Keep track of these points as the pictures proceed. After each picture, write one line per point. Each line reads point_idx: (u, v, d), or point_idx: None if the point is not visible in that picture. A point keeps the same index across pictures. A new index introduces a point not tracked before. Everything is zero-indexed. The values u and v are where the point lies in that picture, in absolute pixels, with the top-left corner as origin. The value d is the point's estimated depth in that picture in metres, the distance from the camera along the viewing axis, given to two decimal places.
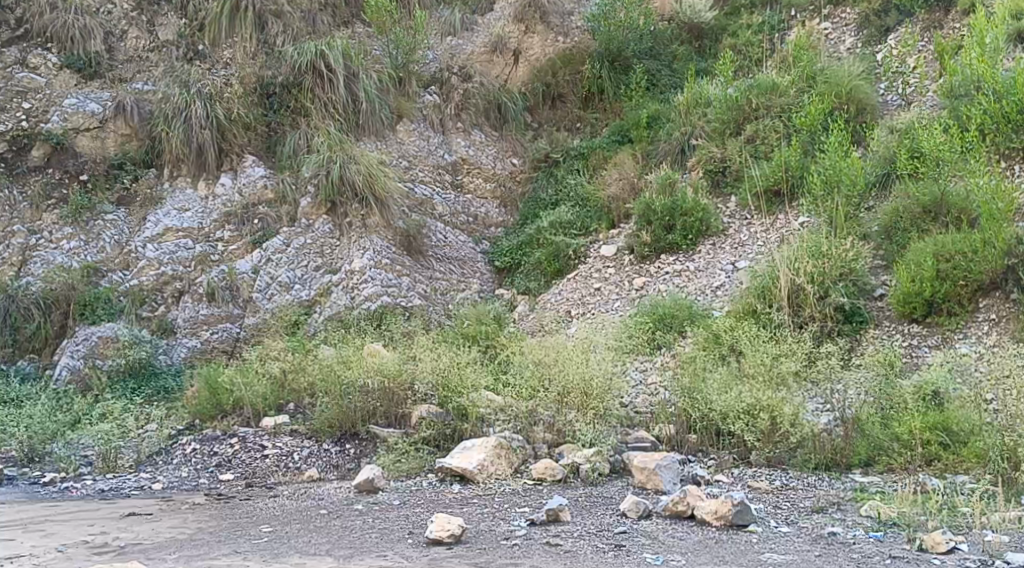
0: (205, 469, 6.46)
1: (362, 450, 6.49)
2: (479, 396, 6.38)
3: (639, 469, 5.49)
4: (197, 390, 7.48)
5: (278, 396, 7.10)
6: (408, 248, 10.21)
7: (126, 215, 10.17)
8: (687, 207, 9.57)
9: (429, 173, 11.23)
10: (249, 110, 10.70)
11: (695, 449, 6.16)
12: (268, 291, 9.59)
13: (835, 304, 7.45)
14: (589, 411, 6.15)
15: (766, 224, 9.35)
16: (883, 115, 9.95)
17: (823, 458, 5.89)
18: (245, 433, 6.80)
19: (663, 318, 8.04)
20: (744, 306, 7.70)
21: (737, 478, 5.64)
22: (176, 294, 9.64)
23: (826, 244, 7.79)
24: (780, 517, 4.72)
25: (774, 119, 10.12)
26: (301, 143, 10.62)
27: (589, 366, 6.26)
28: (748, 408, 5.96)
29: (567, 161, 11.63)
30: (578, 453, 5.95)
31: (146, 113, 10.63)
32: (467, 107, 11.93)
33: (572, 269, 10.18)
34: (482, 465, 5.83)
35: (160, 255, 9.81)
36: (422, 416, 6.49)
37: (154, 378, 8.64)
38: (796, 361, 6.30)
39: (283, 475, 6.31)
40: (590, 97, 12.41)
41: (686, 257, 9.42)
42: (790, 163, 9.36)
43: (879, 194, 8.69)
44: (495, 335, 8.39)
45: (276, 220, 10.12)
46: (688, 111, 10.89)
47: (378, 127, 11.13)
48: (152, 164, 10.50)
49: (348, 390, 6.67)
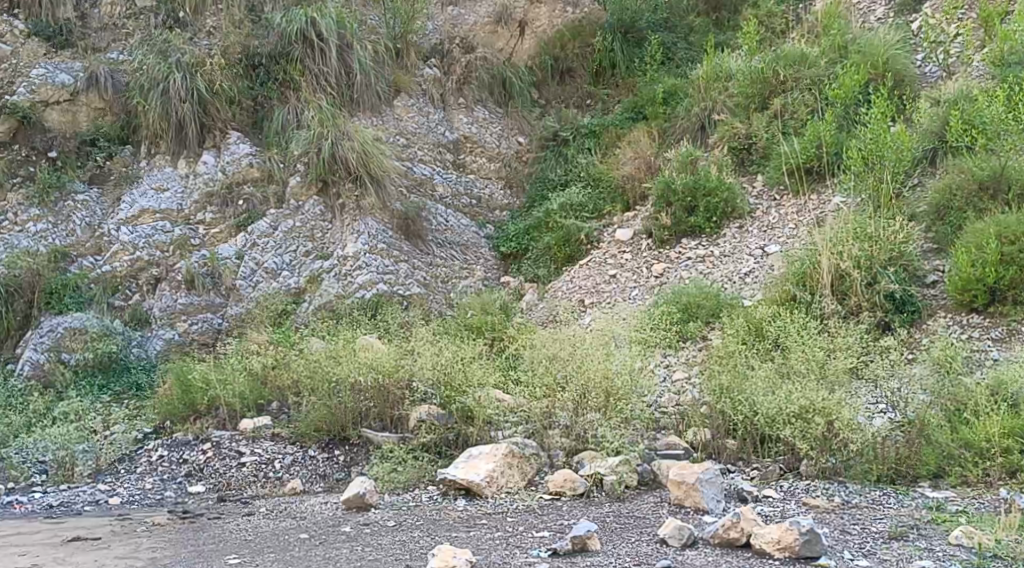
0: (173, 480, 5.66)
1: (352, 457, 5.72)
2: (486, 394, 5.60)
3: (676, 484, 4.66)
4: (168, 388, 6.67)
5: (258, 396, 6.27)
6: (406, 232, 9.39)
7: (99, 195, 9.35)
8: (711, 186, 8.74)
9: (429, 153, 10.39)
10: (233, 82, 9.82)
11: (735, 458, 5.32)
12: (252, 277, 8.82)
13: (885, 292, 6.65)
14: (612, 415, 5.36)
15: (798, 205, 8.53)
16: (923, 87, 9.14)
17: (886, 470, 5.08)
18: (219, 436, 5.99)
19: (688, 308, 7.26)
20: (780, 293, 6.93)
21: (789, 493, 4.83)
22: (152, 281, 8.80)
23: (872, 226, 6.98)
24: (854, 547, 3.92)
25: (804, 92, 9.32)
26: (290, 120, 9.73)
27: (609, 363, 5.47)
28: (800, 411, 5.11)
29: (577, 140, 10.74)
30: (600, 461, 5.16)
31: (122, 85, 9.80)
32: (470, 81, 11.08)
33: (584, 256, 9.37)
34: (491, 477, 5.04)
35: (134, 238, 8.96)
36: (421, 419, 5.66)
37: (126, 374, 7.86)
38: (846, 356, 5.49)
39: (261, 487, 5.53)
40: (601, 72, 11.58)
41: (709, 242, 8.62)
42: (825, 137, 8.55)
43: (925, 171, 7.88)
44: (501, 327, 7.61)
45: (264, 201, 9.31)
46: (707, 85, 10.05)
47: (373, 102, 10.31)
48: (128, 141, 9.70)
49: (339, 388, 5.88)
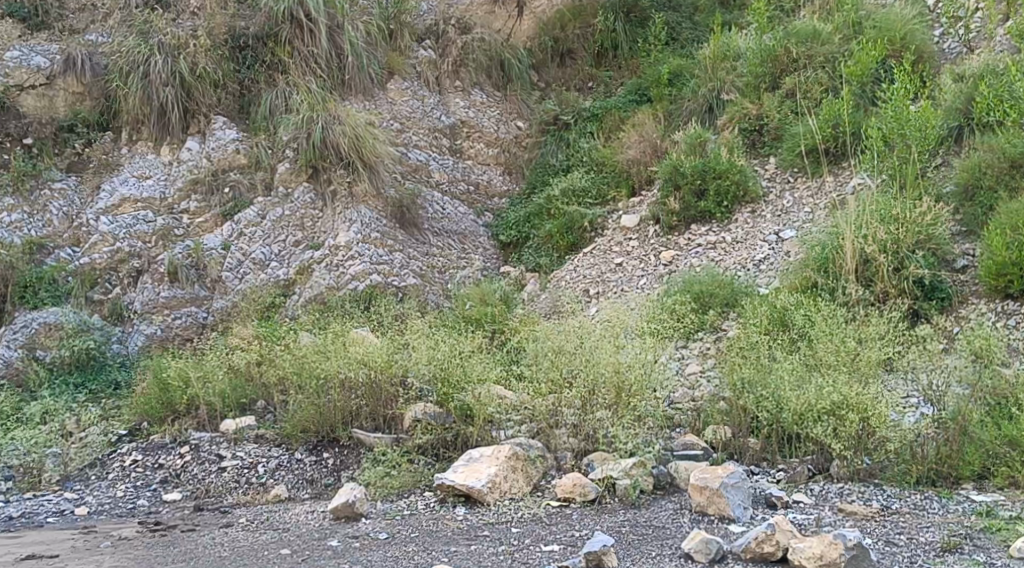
0: (146, 487, 5.21)
1: (342, 461, 5.26)
2: (486, 391, 5.13)
3: (698, 490, 4.23)
4: (145, 387, 6.23)
5: (240, 395, 5.82)
6: (401, 220, 8.93)
7: (78, 183, 8.89)
8: (721, 169, 8.28)
9: (424, 138, 9.91)
10: (218, 64, 9.32)
11: (758, 459, 4.89)
12: (239, 269, 8.37)
13: (913, 278, 6.22)
14: (623, 412, 4.92)
15: (813, 189, 8.09)
16: (943, 65, 8.71)
17: (925, 471, 4.61)
18: (198, 439, 5.55)
19: (701, 297, 6.85)
20: (800, 279, 6.52)
21: (821, 498, 4.38)
22: (132, 273, 8.33)
23: (898, 207, 6.52)
24: (903, 562, 3.50)
25: (817, 70, 8.82)
26: (278, 104, 9.25)
27: (619, 356, 5.03)
28: (833, 407, 4.64)
29: (579, 124, 10.29)
30: (613, 464, 4.71)
31: (101, 68, 9.32)
32: (467, 63, 10.58)
33: (588, 244, 8.92)
34: (494, 482, 4.59)
35: (114, 228, 8.49)
36: (416, 419, 5.20)
37: (104, 372, 7.42)
38: (878, 345, 5.04)
39: (242, 495, 5.08)
40: (603, 54, 11.13)
41: (720, 228, 8.18)
42: (842, 116, 8.08)
43: (949, 151, 7.46)
44: (502, 318, 7.20)
45: (250, 188, 8.84)
46: (715, 65, 9.58)
47: (366, 85, 9.83)
48: (108, 127, 9.25)
49: (328, 387, 5.44)
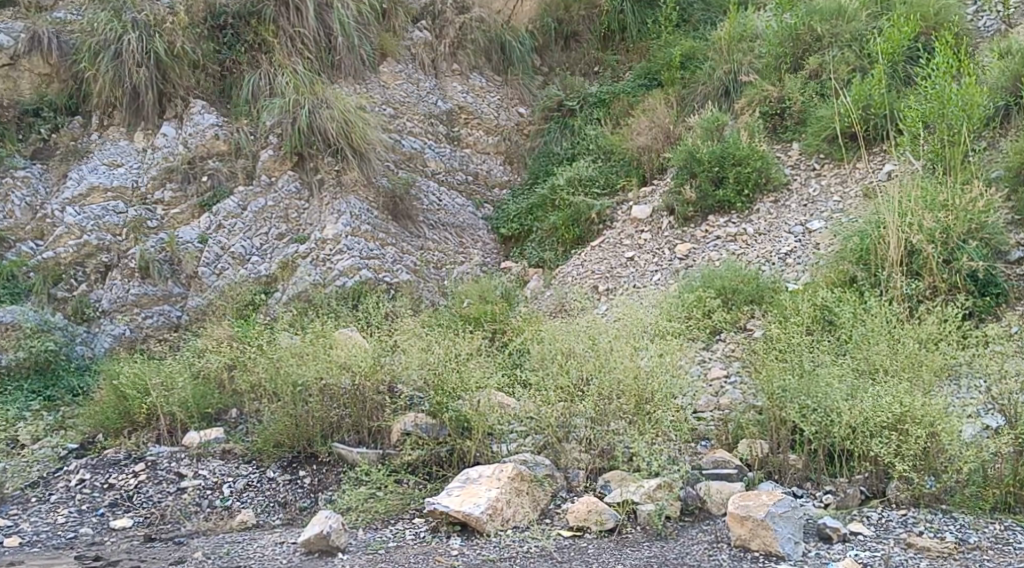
0: (92, 512, 4.51)
1: (320, 480, 4.60)
2: (486, 398, 4.46)
3: (739, 520, 3.65)
4: (102, 393, 5.51)
5: (208, 404, 5.19)
6: (394, 212, 8.30)
7: (43, 171, 8.18)
8: (741, 154, 7.59)
9: (419, 124, 9.21)
10: (196, 44, 8.61)
11: (801, 479, 4.23)
12: (216, 264, 7.69)
13: (965, 271, 5.55)
14: (645, 425, 4.22)
15: (842, 176, 7.40)
16: (979, 42, 8.02)
17: (1001, 493, 3.93)
18: (156, 456, 4.87)
19: (723, 292, 6.18)
20: (835, 273, 5.90)
21: (883, 529, 3.76)
22: (101, 269, 7.66)
23: (945, 193, 5.82)
24: None
25: (842, 50, 8.11)
26: (261, 87, 8.52)
27: (637, 361, 4.35)
28: (896, 421, 3.95)
29: (585, 110, 9.63)
30: (633, 486, 4.05)
31: (69, 48, 8.62)
32: (465, 46, 9.89)
33: (596, 237, 8.24)
34: (494, 508, 3.92)
35: (82, 220, 7.79)
36: (406, 432, 4.56)
37: (66, 377, 6.75)
38: (938, 350, 4.34)
39: (204, 519, 4.40)
40: (609, 36, 10.48)
41: (741, 219, 7.50)
42: (872, 97, 7.36)
43: (994, 132, 6.80)
44: (503, 317, 6.52)
45: (230, 177, 8.14)
46: (730, 46, 8.90)
47: (356, 68, 9.17)
48: (77, 111, 8.55)
49: (306, 395, 4.76)
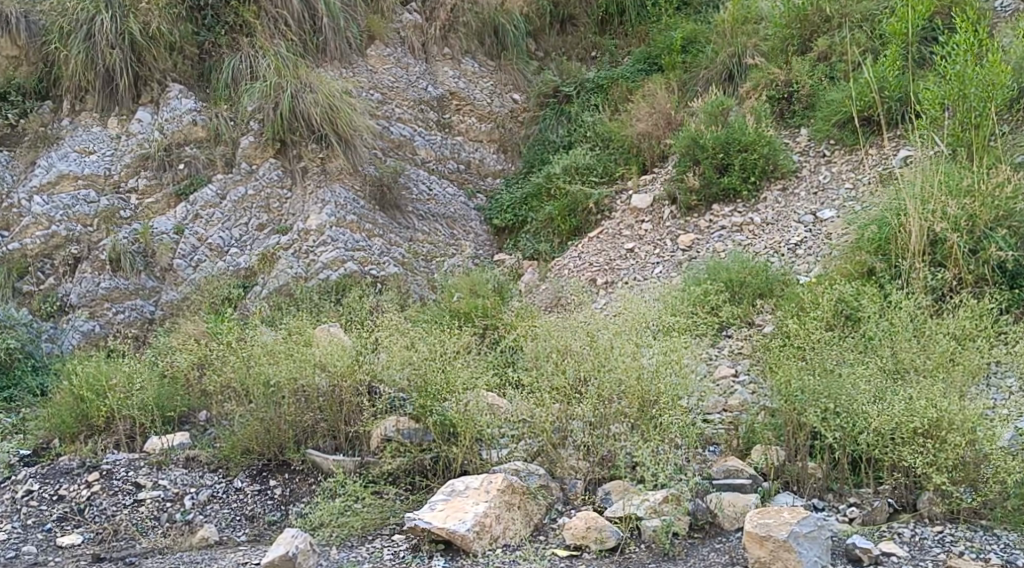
0: (38, 528, 4.11)
1: (292, 491, 4.20)
2: (475, 399, 4.02)
3: (757, 541, 3.26)
4: (60, 394, 5.08)
5: (173, 405, 4.82)
6: (381, 202, 7.87)
7: (10, 158, 7.69)
8: (747, 139, 7.14)
9: (409, 111, 8.79)
10: (174, 25, 8.09)
11: (821, 491, 3.82)
12: (192, 257, 7.30)
13: (994, 261, 5.13)
14: (649, 432, 3.82)
15: (854, 162, 6.99)
16: (998, 21, 7.59)
17: None
18: (113, 464, 4.46)
19: (731, 285, 5.79)
20: (852, 265, 5.51)
21: (917, 550, 3.41)
22: (70, 261, 7.23)
23: (967, 177, 5.41)
24: None
25: (852, 30, 7.67)
26: (242, 70, 8.07)
27: (641, 360, 3.93)
28: (931, 426, 3.55)
29: (582, 96, 9.22)
30: (637, 498, 3.63)
31: (38, 29, 8.11)
32: (457, 29, 9.44)
33: (593, 228, 7.83)
34: (481, 524, 3.52)
35: (49, 210, 7.33)
36: (388, 438, 4.18)
37: (28, 377, 6.33)
38: (970, 347, 3.92)
39: (162, 534, 4.00)
40: (608, 20, 10.09)
41: (747, 207, 7.08)
42: (887, 79, 6.94)
43: (1016, 115, 6.38)
44: (496, 311, 6.11)
45: (208, 164, 7.69)
46: (734, 28, 8.49)
47: (343, 51, 8.73)
48: (48, 96, 8.07)
49: (277, 397, 4.35)
